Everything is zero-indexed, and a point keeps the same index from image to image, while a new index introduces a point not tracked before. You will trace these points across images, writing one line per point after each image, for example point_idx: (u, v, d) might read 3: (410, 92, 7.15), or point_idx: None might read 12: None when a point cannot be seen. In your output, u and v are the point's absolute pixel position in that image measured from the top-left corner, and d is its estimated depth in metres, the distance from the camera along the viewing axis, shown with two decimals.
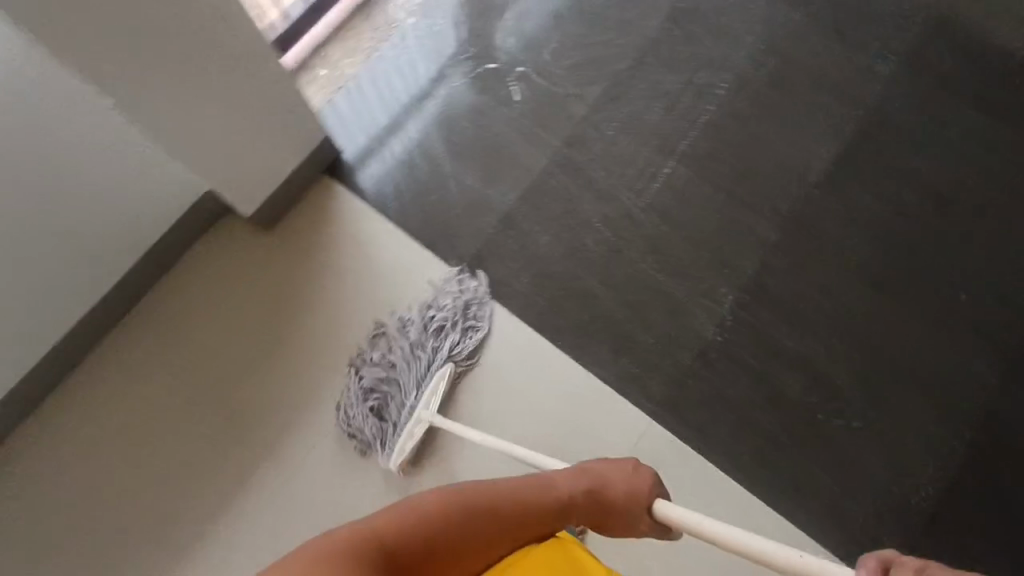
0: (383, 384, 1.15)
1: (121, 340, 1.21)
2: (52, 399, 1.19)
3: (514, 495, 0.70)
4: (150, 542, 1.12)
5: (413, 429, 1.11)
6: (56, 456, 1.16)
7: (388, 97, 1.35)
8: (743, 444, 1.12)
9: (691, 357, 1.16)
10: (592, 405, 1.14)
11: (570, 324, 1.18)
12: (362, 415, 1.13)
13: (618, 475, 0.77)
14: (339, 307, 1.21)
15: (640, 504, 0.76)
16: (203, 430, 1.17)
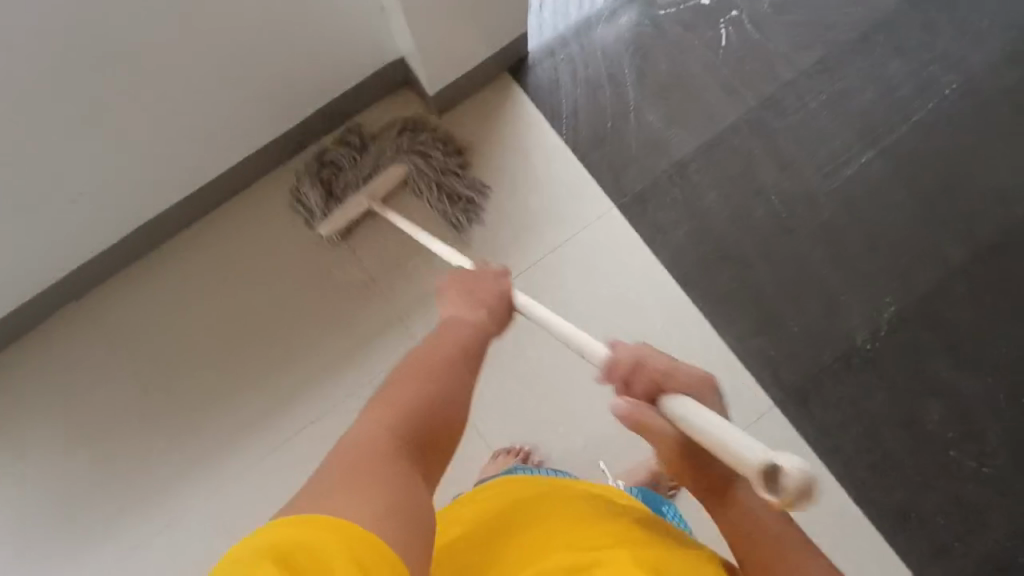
0: (332, 160, 1.19)
1: (269, 190, 1.22)
2: (188, 230, 1.22)
3: (448, 344, 0.66)
4: (251, 389, 1.15)
5: (351, 204, 1.17)
6: (179, 285, 1.19)
7: (591, 8, 1.28)
8: (862, 458, 1.07)
9: (833, 357, 1.10)
10: (720, 375, 1.11)
11: (716, 289, 1.14)
12: (309, 184, 1.17)
13: (475, 279, 0.81)
14: (491, 208, 1.21)
15: (513, 299, 0.80)
16: (319, 295, 1.18)
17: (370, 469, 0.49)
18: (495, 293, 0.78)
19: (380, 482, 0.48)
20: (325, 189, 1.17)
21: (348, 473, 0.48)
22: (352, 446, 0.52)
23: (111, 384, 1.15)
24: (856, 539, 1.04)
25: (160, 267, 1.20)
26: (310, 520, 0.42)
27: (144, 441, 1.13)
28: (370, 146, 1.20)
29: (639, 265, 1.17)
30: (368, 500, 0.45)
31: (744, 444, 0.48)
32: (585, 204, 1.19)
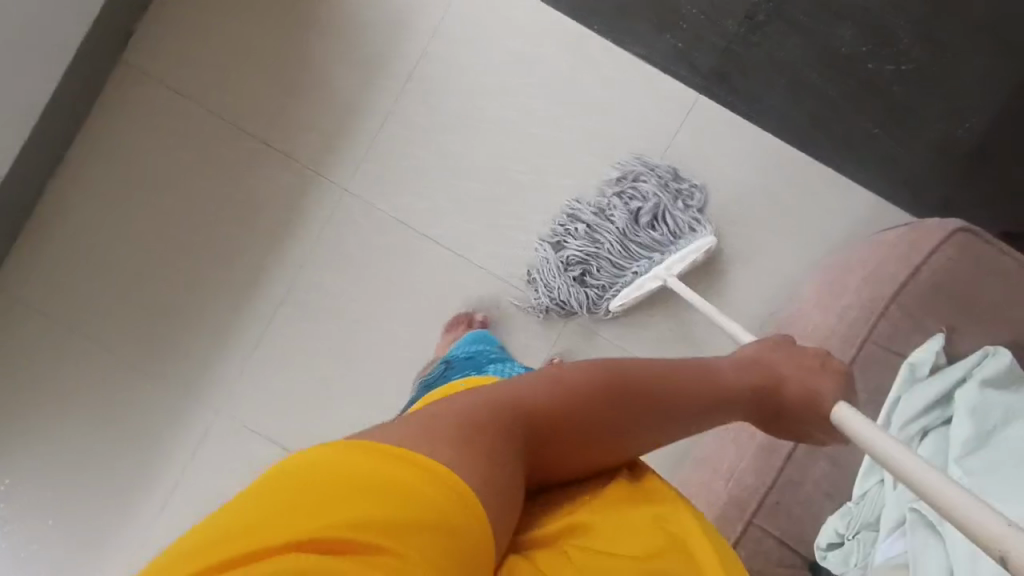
0: (590, 252, 1.07)
1: (116, 107, 1.11)
2: (46, 191, 1.10)
3: (671, 392, 0.63)
4: (197, 315, 1.10)
5: (643, 283, 1.05)
6: (73, 247, 1.10)
7: None
8: (795, 107, 1.10)
9: (738, 23, 1.09)
10: (638, 88, 1.11)
11: (607, 4, 1.10)
12: (564, 283, 1.07)
13: (789, 365, 0.71)
14: (351, 17, 1.10)
15: (820, 414, 0.69)
16: (215, 205, 1.10)
17: (492, 444, 0.50)
18: (798, 389, 0.70)
19: (481, 451, 0.49)
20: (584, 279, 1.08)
21: (475, 429, 0.51)
22: (491, 400, 0.54)
23: (67, 353, 1.09)
24: (807, 180, 1.12)
25: (42, 239, 1.09)
26: (420, 458, 0.45)
27: (130, 397, 1.10)
28: (655, 207, 1.07)
29: (525, 14, 1.11)
30: (471, 451, 0.48)
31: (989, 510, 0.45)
32: None
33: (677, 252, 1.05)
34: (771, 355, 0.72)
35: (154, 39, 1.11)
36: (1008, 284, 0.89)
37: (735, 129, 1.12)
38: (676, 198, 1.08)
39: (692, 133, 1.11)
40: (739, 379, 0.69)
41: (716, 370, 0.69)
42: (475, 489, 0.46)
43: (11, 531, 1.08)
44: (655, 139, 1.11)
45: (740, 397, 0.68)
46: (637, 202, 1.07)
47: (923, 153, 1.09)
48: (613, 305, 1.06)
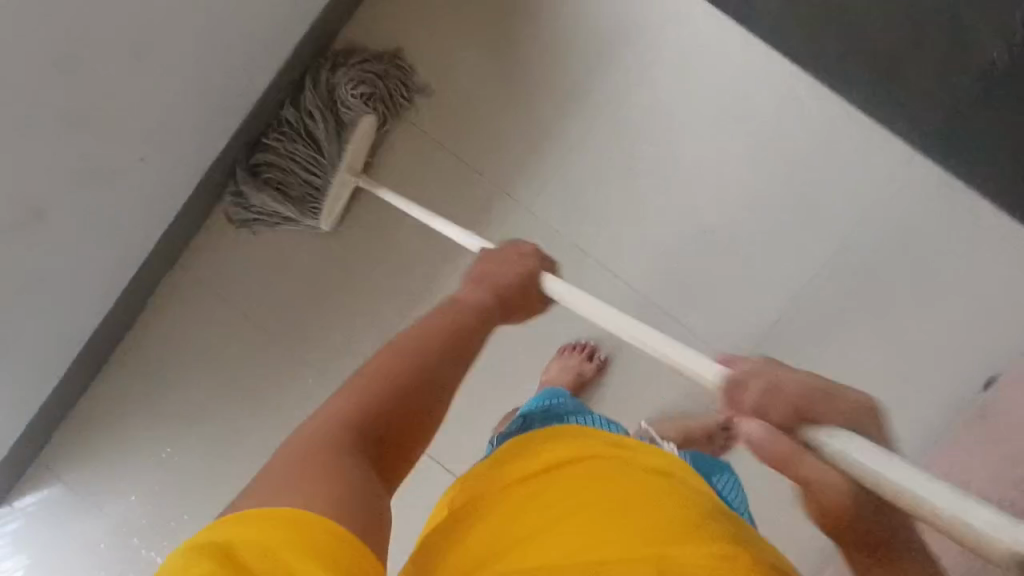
0: (315, 150, 1.04)
1: None
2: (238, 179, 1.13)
3: (456, 317, 0.69)
4: (361, 315, 1.11)
5: (339, 192, 1.06)
6: (255, 235, 1.12)
7: None
8: (1021, 176, 1.01)
9: (972, 83, 1.01)
10: (847, 140, 1.05)
11: (828, 48, 1.04)
12: (277, 199, 1.06)
13: (496, 264, 0.77)
14: (556, 39, 1.09)
15: (534, 297, 0.78)
16: (393, 211, 1.11)
17: (330, 458, 0.49)
18: (510, 285, 0.76)
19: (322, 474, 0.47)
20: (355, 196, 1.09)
21: (311, 459, 0.49)
22: (323, 427, 0.53)
23: (236, 334, 1.13)
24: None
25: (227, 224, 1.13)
26: (277, 513, 0.42)
27: (287, 385, 1.12)
28: (366, 70, 1.05)
29: (736, 51, 1.07)
30: (327, 483, 0.46)
31: (936, 489, 0.45)
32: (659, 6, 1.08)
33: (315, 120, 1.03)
34: (482, 265, 0.78)
35: (356, 38, 1.11)
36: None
37: (950, 194, 1.04)
38: (356, 86, 1.05)
39: (900, 193, 1.04)
40: (480, 299, 0.73)
41: (456, 300, 0.73)
42: (333, 517, 0.43)
43: (162, 497, 1.11)
44: (858, 193, 1.05)
45: (492, 304, 0.74)
46: (354, 90, 1.05)
47: None
48: (320, 216, 1.06)
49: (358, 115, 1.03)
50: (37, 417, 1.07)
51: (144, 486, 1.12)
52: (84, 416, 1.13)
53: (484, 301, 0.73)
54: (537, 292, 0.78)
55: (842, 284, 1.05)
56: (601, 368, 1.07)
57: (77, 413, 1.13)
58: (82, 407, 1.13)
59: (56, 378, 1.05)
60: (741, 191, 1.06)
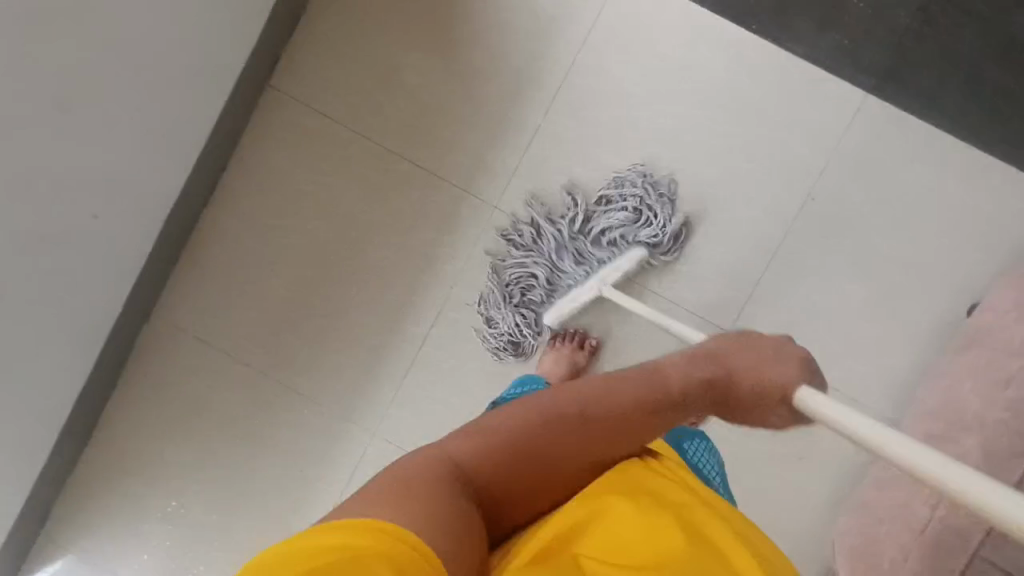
0: (522, 270, 1.06)
1: (260, 137, 1.11)
2: (198, 221, 1.11)
3: (632, 384, 0.63)
4: (344, 338, 1.10)
5: (582, 295, 1.03)
6: (224, 273, 1.11)
7: None
8: (972, 100, 1.03)
9: (909, 16, 1.02)
10: (798, 90, 1.05)
11: (764, 3, 1.05)
12: (516, 313, 1.06)
13: (746, 351, 0.67)
14: (496, 32, 1.08)
15: (776, 402, 0.64)
16: (359, 231, 1.10)
17: (433, 490, 0.51)
18: (754, 388, 0.65)
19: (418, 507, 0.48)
20: (523, 303, 1.06)
21: (423, 484, 0.51)
22: (438, 458, 0.55)
23: (222, 377, 1.11)
24: (987, 178, 1.04)
25: (195, 268, 1.11)
26: (376, 526, 0.45)
27: (283, 421, 1.10)
28: (579, 185, 1.06)
29: (675, 18, 1.07)
30: (430, 514, 0.48)
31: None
32: None
33: (522, 249, 1.06)
34: (728, 345, 0.68)
35: (299, 60, 1.10)
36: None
37: (906, 128, 1.04)
38: (548, 211, 1.06)
39: (857, 135, 1.05)
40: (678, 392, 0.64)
41: (664, 366, 0.66)
42: (429, 549, 0.45)
43: (174, 551, 1.10)
44: (817, 141, 1.05)
45: (699, 396, 0.65)
46: (528, 215, 1.07)
47: None
48: (550, 320, 1.05)
49: (561, 243, 1.05)
50: (34, 492, 1.05)
51: (156, 543, 1.10)
52: (83, 482, 1.11)
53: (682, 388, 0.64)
54: (778, 402, 0.64)
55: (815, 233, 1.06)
56: (593, 355, 1.06)
57: (75, 481, 1.11)
58: (81, 473, 1.11)
59: (47, 450, 1.03)
60: (702, 157, 1.06)
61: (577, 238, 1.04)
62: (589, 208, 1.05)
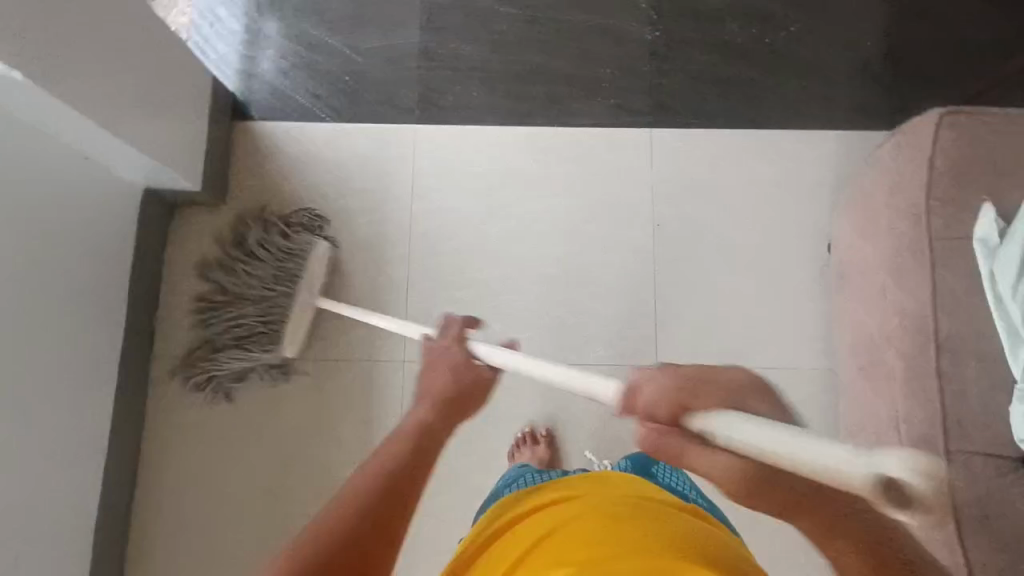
0: (257, 304, 1.13)
1: (163, 411, 1.15)
2: (132, 516, 1.11)
3: (393, 443, 0.67)
4: None
5: (301, 317, 1.13)
6: (177, 553, 1.10)
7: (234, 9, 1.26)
8: (730, 97, 1.22)
9: (648, 62, 1.23)
10: (599, 151, 1.21)
11: (539, 101, 1.22)
12: (254, 353, 1.12)
13: (440, 367, 0.77)
14: (336, 222, 1.20)
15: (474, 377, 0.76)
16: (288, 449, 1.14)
17: None
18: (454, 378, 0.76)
19: None
20: (249, 337, 1.12)
21: None
22: None
23: None
24: (778, 145, 1.21)
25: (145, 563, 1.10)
26: None
27: None
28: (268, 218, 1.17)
29: (477, 142, 1.21)
30: None
31: (826, 448, 0.38)
32: (396, 147, 1.21)
33: (262, 284, 1.13)
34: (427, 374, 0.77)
35: (239, 327, 1.12)
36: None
37: (696, 138, 1.21)
38: (263, 252, 1.15)
39: (663, 161, 1.20)
40: (432, 402, 0.73)
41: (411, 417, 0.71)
42: None
43: None
44: (635, 181, 1.20)
45: (438, 421, 0.71)
46: (252, 263, 1.14)
47: (853, 79, 1.22)
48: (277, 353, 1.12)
49: (274, 283, 1.13)
50: None
51: None
52: None
53: (428, 409, 0.72)
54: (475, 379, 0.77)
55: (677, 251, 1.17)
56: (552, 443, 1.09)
57: None
58: None
59: None
60: (553, 235, 1.18)
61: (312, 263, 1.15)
62: (269, 233, 1.14)
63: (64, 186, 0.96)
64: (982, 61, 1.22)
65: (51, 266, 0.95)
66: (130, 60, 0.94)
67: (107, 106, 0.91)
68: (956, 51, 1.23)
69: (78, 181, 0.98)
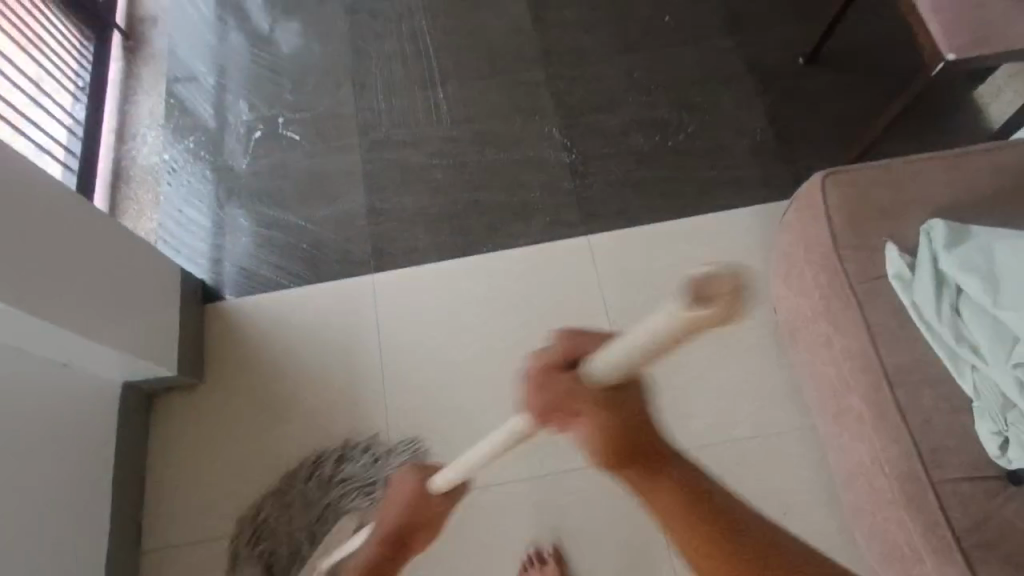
0: (281, 518, 1.15)
1: None
2: None
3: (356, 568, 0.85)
4: None
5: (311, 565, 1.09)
6: None
7: (197, 205, 1.40)
8: (649, 195, 1.36)
9: (570, 180, 1.38)
10: (544, 263, 1.30)
11: (481, 232, 1.34)
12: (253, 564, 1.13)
13: (398, 497, 0.80)
14: (311, 377, 1.25)
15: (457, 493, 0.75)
16: None
17: None
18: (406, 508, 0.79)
19: None
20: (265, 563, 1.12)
21: None
22: None
23: None
24: (702, 226, 1.32)
25: None
26: None
27: None
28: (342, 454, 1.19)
29: (433, 278, 1.31)
30: None
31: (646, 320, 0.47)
32: (358, 297, 1.30)
33: (288, 499, 1.16)
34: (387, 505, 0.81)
35: (255, 562, 1.13)
36: (906, 165, 0.99)
37: (629, 235, 1.32)
38: (334, 471, 1.17)
39: (603, 260, 1.30)
40: (379, 542, 0.82)
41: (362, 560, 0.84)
42: None
43: None
44: (582, 282, 1.29)
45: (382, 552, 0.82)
46: (340, 470, 1.18)
47: (751, 160, 1.38)
48: None
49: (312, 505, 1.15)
50: None
51: None
52: None
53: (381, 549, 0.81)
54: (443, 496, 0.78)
55: None
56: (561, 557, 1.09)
57: None
58: None
59: None
60: (517, 348, 1.25)
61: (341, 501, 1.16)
62: (320, 490, 1.16)
63: (42, 399, 1.00)
64: (853, 125, 1.40)
65: (32, 480, 0.97)
66: (100, 274, 1.04)
67: (81, 318, 0.99)
68: (831, 123, 1.40)
69: (58, 392, 1.03)
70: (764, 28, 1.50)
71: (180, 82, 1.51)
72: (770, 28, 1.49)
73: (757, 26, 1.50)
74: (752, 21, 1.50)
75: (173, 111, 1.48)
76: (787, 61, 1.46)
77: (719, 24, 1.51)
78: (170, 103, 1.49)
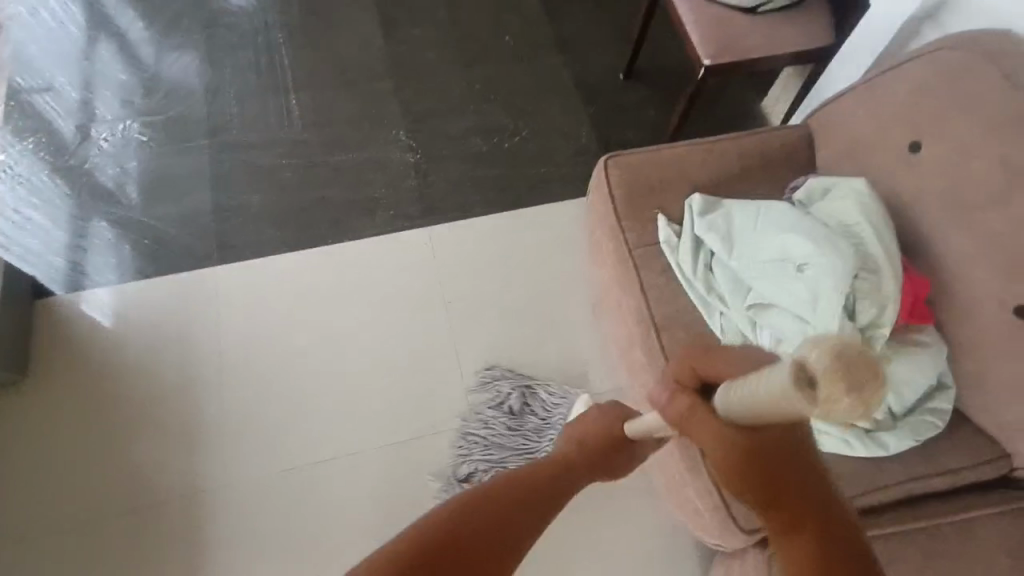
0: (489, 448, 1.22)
1: None
2: None
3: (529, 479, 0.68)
4: None
5: None
6: None
7: (33, 203, 1.39)
8: (485, 191, 1.49)
9: (412, 178, 1.49)
10: (383, 252, 1.39)
11: (325, 226, 1.42)
12: None
13: (595, 420, 0.82)
14: (144, 368, 1.26)
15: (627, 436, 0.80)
16: None
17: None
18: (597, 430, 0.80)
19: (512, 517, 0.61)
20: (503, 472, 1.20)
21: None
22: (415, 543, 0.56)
23: None
24: (532, 216, 1.46)
25: None
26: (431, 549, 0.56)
27: None
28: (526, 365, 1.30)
29: (275, 269, 1.36)
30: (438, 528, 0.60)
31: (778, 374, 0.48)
32: (198, 289, 1.33)
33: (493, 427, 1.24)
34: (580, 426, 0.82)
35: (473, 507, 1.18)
36: (671, 151, 1.17)
37: (464, 225, 1.44)
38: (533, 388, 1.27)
39: (440, 248, 1.41)
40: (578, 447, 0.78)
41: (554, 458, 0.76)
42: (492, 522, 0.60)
43: None
44: (419, 268, 1.38)
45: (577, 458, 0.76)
46: (507, 402, 1.26)
47: (575, 160, 1.55)
48: None
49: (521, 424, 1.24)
50: None
51: None
52: None
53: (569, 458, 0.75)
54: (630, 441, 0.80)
55: (469, 318, 1.34)
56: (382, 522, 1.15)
57: None
58: None
59: None
60: (356, 330, 1.31)
61: (527, 417, 1.25)
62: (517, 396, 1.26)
63: None
64: (661, 131, 1.60)
65: None
66: None
67: None
68: (643, 129, 1.60)
69: None
70: (588, 47, 1.69)
71: (23, 86, 1.52)
72: (594, 48, 1.69)
73: (583, 46, 1.69)
74: (578, 42, 1.70)
75: (13, 113, 1.48)
76: (608, 76, 1.66)
77: (550, 43, 1.69)
78: (10, 106, 1.49)
